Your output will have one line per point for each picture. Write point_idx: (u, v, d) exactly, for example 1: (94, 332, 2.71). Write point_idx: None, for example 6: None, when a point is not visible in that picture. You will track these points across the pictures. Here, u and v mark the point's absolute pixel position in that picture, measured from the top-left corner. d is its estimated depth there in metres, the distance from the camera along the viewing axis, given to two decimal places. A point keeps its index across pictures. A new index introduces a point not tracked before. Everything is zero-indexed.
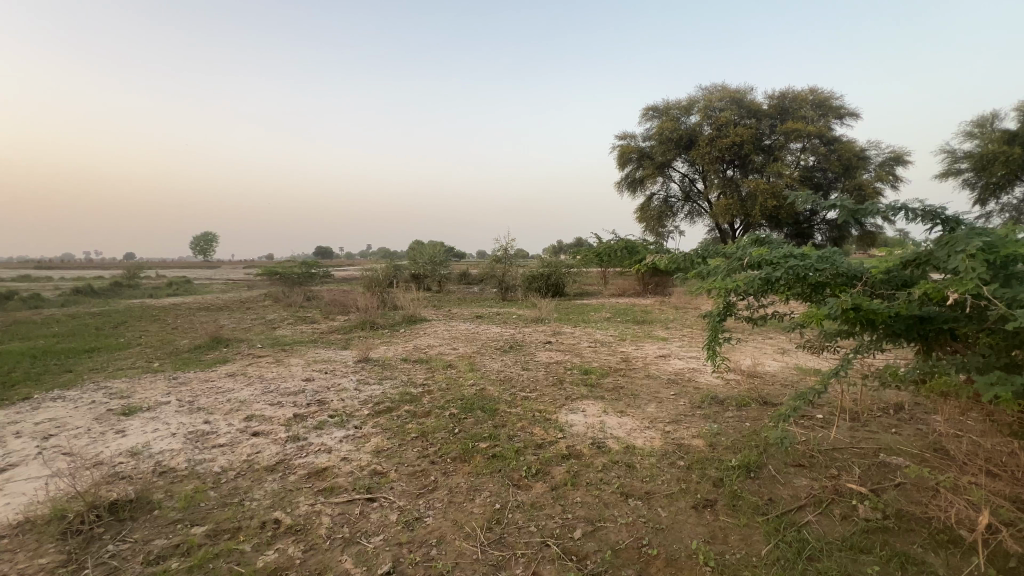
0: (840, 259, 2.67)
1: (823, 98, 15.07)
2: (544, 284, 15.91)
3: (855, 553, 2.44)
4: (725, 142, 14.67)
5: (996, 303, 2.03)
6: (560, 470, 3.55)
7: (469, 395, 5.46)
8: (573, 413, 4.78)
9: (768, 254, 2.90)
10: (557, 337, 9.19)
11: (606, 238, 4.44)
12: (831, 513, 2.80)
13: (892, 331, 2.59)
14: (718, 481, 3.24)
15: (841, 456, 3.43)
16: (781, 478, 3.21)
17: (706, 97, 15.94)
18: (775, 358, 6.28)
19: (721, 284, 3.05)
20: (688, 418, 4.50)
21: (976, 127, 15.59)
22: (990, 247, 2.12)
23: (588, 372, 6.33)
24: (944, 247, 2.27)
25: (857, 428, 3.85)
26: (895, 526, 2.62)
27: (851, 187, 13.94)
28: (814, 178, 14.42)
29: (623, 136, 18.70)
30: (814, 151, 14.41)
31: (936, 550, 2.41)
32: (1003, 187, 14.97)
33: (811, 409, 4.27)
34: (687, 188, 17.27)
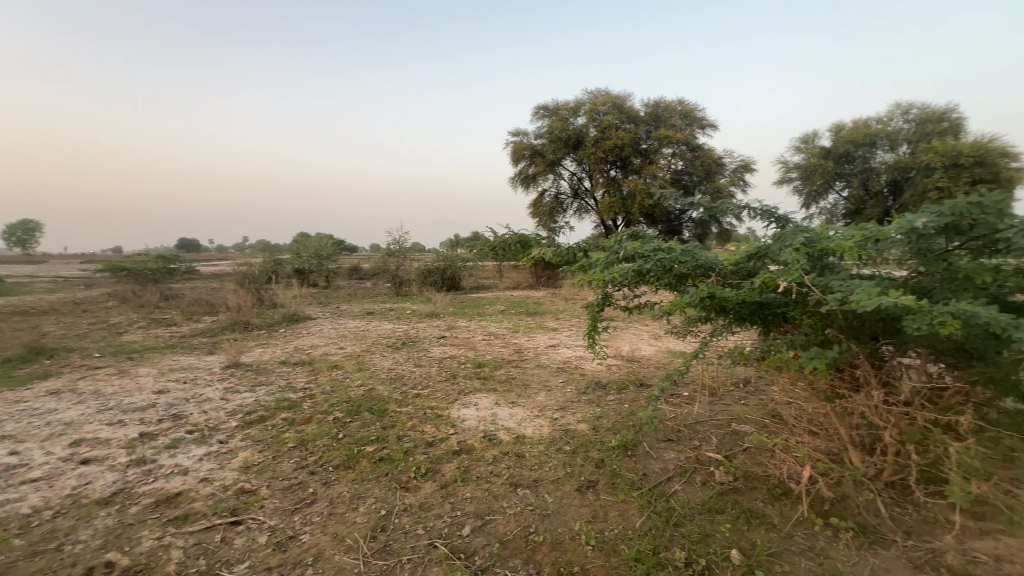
0: (699, 252, 2.96)
1: (689, 109, 16.77)
2: (440, 278, 15.81)
3: (712, 514, 2.73)
4: (608, 143, 15.74)
5: (813, 291, 2.40)
6: (450, 467, 3.48)
7: (356, 397, 5.14)
8: (465, 408, 4.75)
9: (640, 248, 3.14)
10: (452, 331, 9.09)
11: (498, 232, 4.46)
12: (693, 480, 3.12)
13: (739, 315, 2.95)
14: (599, 462, 3.44)
15: (701, 428, 3.86)
16: (654, 453, 3.50)
17: (591, 101, 16.90)
18: (649, 343, 6.88)
19: (600, 277, 3.22)
20: (574, 404, 4.73)
21: (802, 143, 18.50)
22: (810, 243, 2.49)
23: (481, 365, 6.35)
24: (777, 242, 2.62)
25: (715, 402, 4.36)
26: (743, 486, 2.99)
27: (711, 190, 15.79)
28: (682, 181, 16.06)
29: (516, 133, 19.09)
30: (682, 156, 16.03)
31: (773, 503, 2.80)
32: (821, 193, 18.09)
33: (679, 388, 4.75)
34: (576, 186, 18.23)
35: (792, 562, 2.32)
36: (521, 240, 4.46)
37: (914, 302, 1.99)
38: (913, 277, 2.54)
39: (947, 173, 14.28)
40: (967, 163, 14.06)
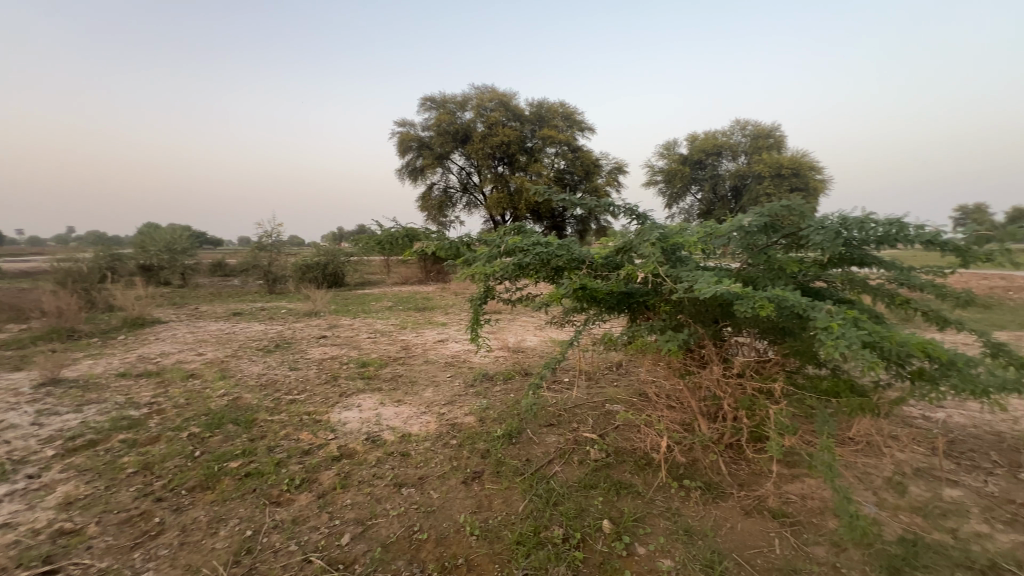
0: (573, 247, 3.14)
1: (570, 111, 17.66)
2: (321, 274, 14.76)
3: (587, 490, 2.94)
4: (496, 140, 15.98)
5: (667, 281, 2.69)
6: (329, 475, 3.27)
7: (218, 408, 4.57)
8: (347, 410, 4.49)
9: (520, 242, 3.23)
10: (333, 330, 8.52)
11: (384, 225, 4.24)
12: (571, 460, 3.32)
13: (608, 304, 3.21)
14: (485, 453, 3.49)
15: (579, 411, 4.13)
16: (536, 439, 3.66)
17: (478, 96, 16.98)
18: (534, 334, 7.18)
19: (481, 270, 3.26)
20: (462, 397, 4.75)
21: (664, 149, 20.69)
22: (665, 239, 2.80)
23: (365, 365, 6.06)
24: (639, 237, 2.90)
25: (591, 386, 4.70)
26: (614, 460, 3.27)
27: (590, 190, 16.91)
28: (565, 179, 16.94)
29: (401, 124, 18.43)
30: (564, 156, 16.92)
31: (639, 473, 3.11)
32: (680, 195, 20.44)
33: (561, 375, 5.03)
34: (464, 180, 18.23)
35: (653, 524, 2.60)
36: (409, 234, 4.24)
37: (741, 289, 2.34)
38: (744, 268, 2.98)
39: (773, 181, 17.06)
40: (787, 173, 16.96)
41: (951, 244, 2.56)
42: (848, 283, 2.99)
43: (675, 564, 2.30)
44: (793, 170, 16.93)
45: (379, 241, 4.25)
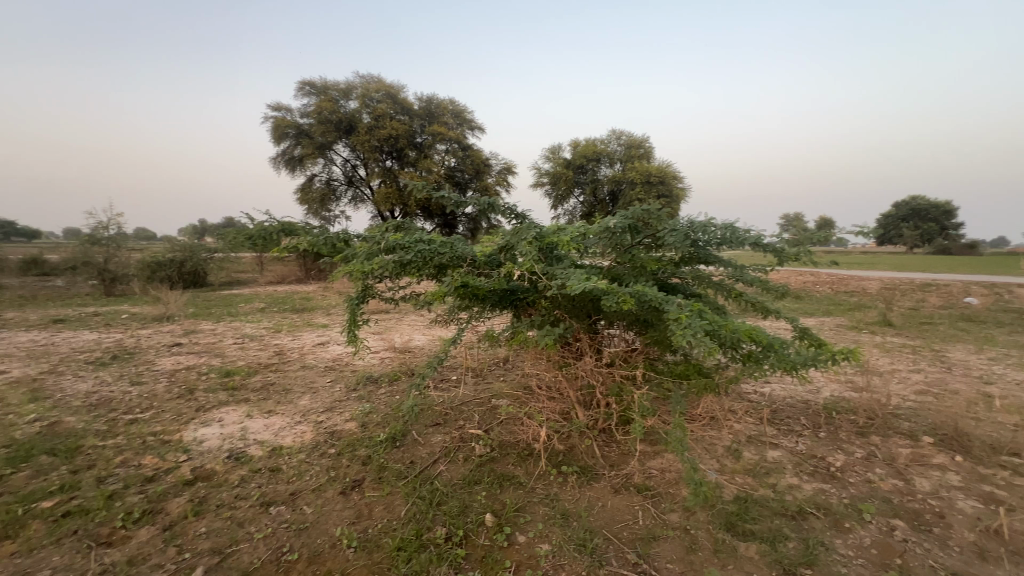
0: (456, 245, 3.14)
1: (459, 110, 17.51)
2: (176, 272, 12.89)
3: (471, 486, 2.96)
4: (383, 133, 15.33)
5: (544, 279, 2.81)
6: (179, 502, 2.85)
7: (26, 437, 3.72)
8: (205, 426, 3.96)
9: (401, 239, 3.13)
10: (190, 337, 7.45)
11: (255, 218, 3.68)
12: (456, 458, 3.32)
13: (490, 302, 3.27)
14: (366, 459, 3.33)
15: (466, 408, 4.15)
16: (422, 439, 3.60)
17: (363, 86, 16.13)
18: (423, 333, 7.03)
19: (359, 268, 3.11)
20: (343, 403, 4.47)
21: (550, 153, 21.70)
22: (541, 238, 2.93)
23: (230, 374, 5.40)
24: (517, 236, 3.00)
25: (478, 383, 4.75)
26: (498, 454, 3.35)
27: (480, 188, 17.10)
28: (455, 177, 16.86)
29: (276, 108, 16.75)
30: (454, 154, 16.82)
31: (521, 464, 3.22)
32: (565, 197, 21.64)
33: (448, 373, 5.01)
34: (350, 173, 17.21)
35: (533, 512, 2.71)
36: (286, 228, 3.73)
37: (608, 285, 2.54)
38: (613, 266, 3.23)
39: (644, 187, 18.89)
40: (655, 181, 18.90)
41: (770, 246, 3.05)
42: (698, 280, 3.41)
43: (552, 547, 2.41)
44: (660, 178, 18.94)
45: (249, 236, 3.67)
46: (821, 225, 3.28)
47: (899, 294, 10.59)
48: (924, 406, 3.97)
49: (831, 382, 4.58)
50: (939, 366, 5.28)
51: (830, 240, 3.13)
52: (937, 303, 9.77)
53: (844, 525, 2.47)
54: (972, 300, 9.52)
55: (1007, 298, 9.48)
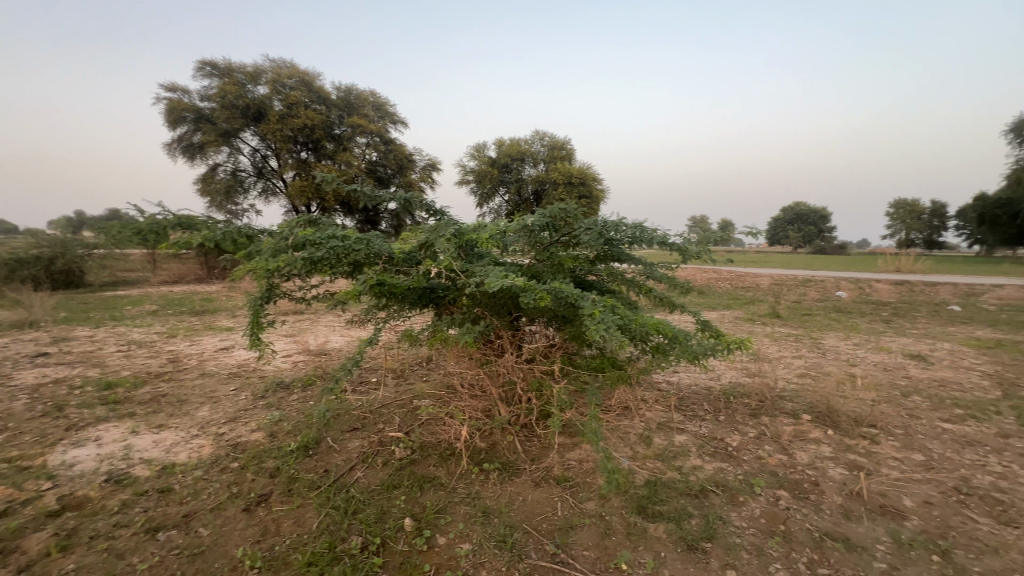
0: (372, 241, 3.01)
1: (381, 102, 16.85)
2: (44, 271, 11.15)
3: (389, 491, 2.86)
4: (297, 122, 14.34)
5: (462, 276, 2.80)
6: (41, 537, 2.45)
7: None
8: (78, 447, 3.45)
9: (312, 234, 2.94)
10: (59, 345, 6.46)
11: (147, 210, 3.26)
12: (375, 463, 3.20)
13: (409, 299, 3.19)
14: (274, 471, 3.09)
15: (386, 411, 4.01)
16: (337, 446, 3.42)
17: (274, 70, 14.95)
18: (341, 334, 6.69)
19: (264, 266, 2.88)
20: (249, 412, 4.12)
21: (475, 151, 21.66)
22: (459, 235, 2.91)
23: (112, 386, 4.75)
24: (434, 232, 2.94)
25: (400, 384, 4.61)
26: (419, 456, 3.27)
27: (403, 184, 16.64)
28: (377, 172, 16.23)
29: (171, 88, 15.02)
30: (375, 148, 16.14)
31: (443, 464, 3.17)
32: (490, 195, 21.74)
33: (368, 376, 4.81)
34: (259, 164, 15.91)
35: (454, 512, 2.67)
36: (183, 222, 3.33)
37: (526, 283, 2.57)
38: (532, 264, 3.29)
39: (566, 188, 19.50)
40: (576, 182, 19.58)
41: (676, 245, 3.28)
42: (612, 277, 3.57)
43: (472, 546, 2.40)
44: (581, 180, 19.65)
45: (138, 231, 3.22)
46: (721, 226, 3.57)
47: (785, 289, 11.91)
48: (803, 388, 4.49)
49: (729, 369, 5.04)
50: (815, 351, 6.01)
51: (729, 239, 3.44)
52: (816, 296, 11.11)
53: (738, 499, 2.71)
54: (842, 294, 10.95)
55: (868, 292, 11.03)
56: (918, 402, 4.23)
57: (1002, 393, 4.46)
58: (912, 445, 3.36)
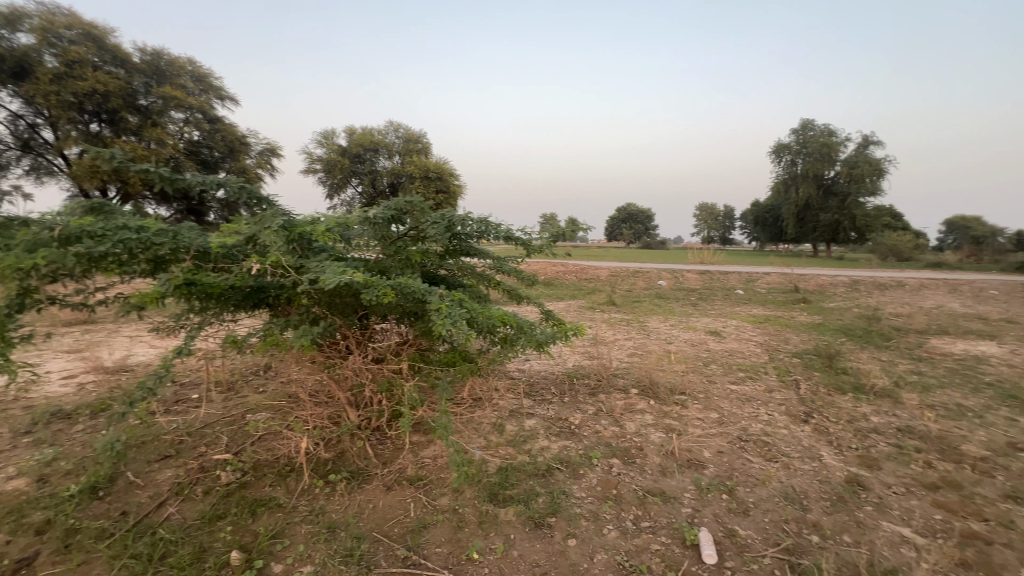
0: (179, 233, 2.54)
1: (202, 73, 14.37)
2: None
3: (212, 524, 2.47)
4: (82, 86, 11.43)
5: (294, 273, 2.54)
6: None
7: None
8: None
9: (91, 224, 2.35)
10: None
11: None
12: (194, 494, 2.72)
13: (230, 300, 2.77)
14: (45, 524, 2.43)
15: (210, 431, 3.44)
16: (141, 481, 2.83)
17: (43, 15, 11.61)
18: (151, 346, 5.56)
19: (14, 263, 2.22)
20: (6, 454, 3.17)
21: (323, 138, 20.01)
22: (289, 227, 2.63)
23: None
24: (257, 223, 2.60)
25: (230, 398, 4.01)
26: (252, 478, 2.88)
27: (236, 170, 14.51)
28: (200, 155, 13.86)
29: None
30: (197, 126, 13.74)
31: (281, 483, 2.84)
32: (341, 186, 20.31)
33: (187, 393, 4.09)
34: (25, 135, 12.34)
35: (294, 533, 2.42)
36: None
37: (368, 278, 2.44)
38: (379, 259, 3.15)
39: (423, 183, 19.19)
40: (433, 177, 19.37)
41: (520, 239, 3.44)
42: (462, 271, 3.60)
43: (314, 567, 2.20)
44: (437, 174, 19.49)
45: None
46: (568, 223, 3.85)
47: (620, 280, 13.49)
48: (632, 366, 5.12)
49: (573, 354, 5.50)
50: (642, 333, 6.92)
51: (575, 236, 3.74)
52: (643, 285, 12.79)
53: (579, 472, 2.97)
54: (663, 283, 12.80)
55: (681, 280, 13.09)
56: (714, 369, 5.15)
57: (769, 357, 5.68)
58: (710, 406, 4.08)
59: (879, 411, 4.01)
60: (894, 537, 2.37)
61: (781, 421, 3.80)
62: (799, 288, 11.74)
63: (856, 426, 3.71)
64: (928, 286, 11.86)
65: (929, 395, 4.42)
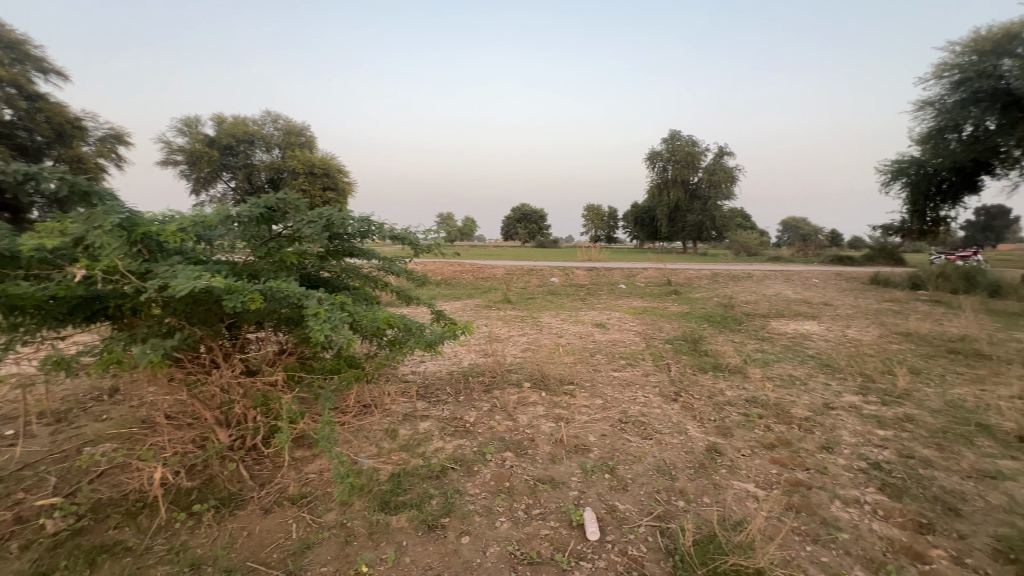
0: None
1: (15, 38, 11.74)
2: None
3: None
4: None
5: (137, 280, 2.21)
6: None
7: None
8: None
9: None
10: None
11: None
12: (6, 552, 2.23)
13: (51, 313, 2.32)
14: None
15: (32, 473, 2.85)
16: None
17: None
18: None
19: None
20: None
21: (184, 125, 17.61)
22: (129, 226, 2.28)
23: None
24: (86, 222, 2.21)
25: (62, 430, 3.36)
26: (90, 522, 2.44)
27: (68, 159, 12.12)
28: (16, 139, 11.34)
29: None
30: (10, 103, 11.19)
31: (130, 523, 2.45)
32: (210, 181, 18.07)
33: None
34: None
35: None
36: None
37: (231, 283, 2.22)
38: (248, 262, 2.87)
39: (307, 179, 17.85)
40: (318, 173, 18.10)
41: (407, 239, 3.37)
42: (346, 273, 3.42)
43: None
44: (324, 170, 18.28)
45: None
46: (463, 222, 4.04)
47: (515, 278, 13.87)
48: (525, 361, 5.30)
49: (469, 353, 5.53)
50: (535, 329, 7.19)
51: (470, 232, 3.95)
52: (537, 283, 13.29)
53: (472, 469, 3.00)
54: (555, 280, 13.41)
55: (571, 277, 13.84)
56: (599, 359, 5.54)
57: (646, 345, 6.27)
58: (595, 394, 4.38)
59: (732, 386, 4.64)
60: (741, 493, 2.76)
61: (655, 402, 4.21)
62: (672, 282, 13.10)
63: (714, 400, 4.25)
64: (769, 277, 14.00)
65: (769, 369, 5.22)
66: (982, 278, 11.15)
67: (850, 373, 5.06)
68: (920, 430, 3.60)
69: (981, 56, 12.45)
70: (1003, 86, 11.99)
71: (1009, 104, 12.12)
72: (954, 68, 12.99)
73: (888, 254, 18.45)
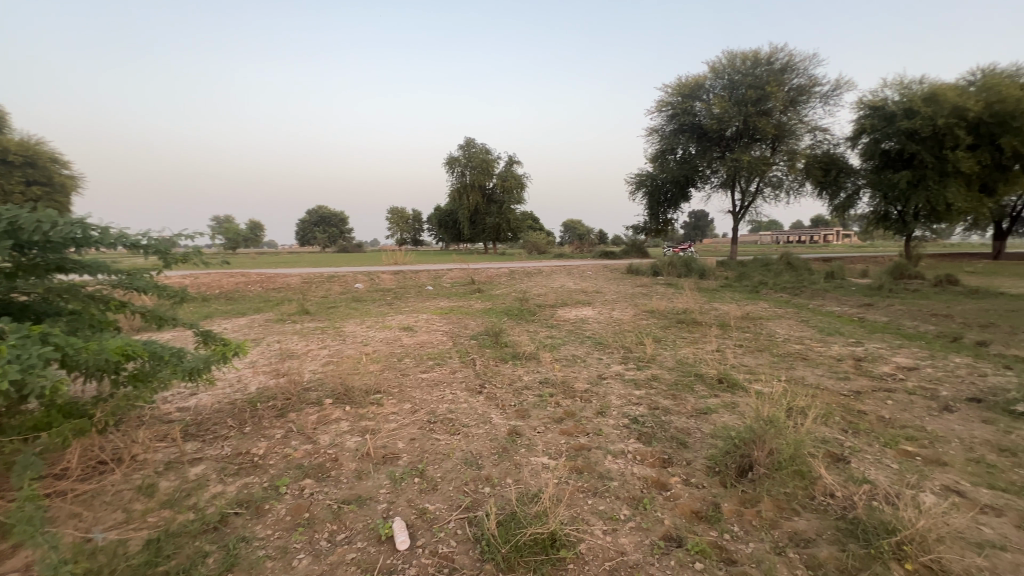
0: None
1: None
2: None
3: None
4: None
5: None
6: None
7: None
8: None
9: None
10: None
11: None
12: None
13: None
14: None
15: None
16: None
17: None
18: None
19: None
20: None
21: None
22: None
23: None
24: None
25: None
26: None
27: None
28: None
29: None
30: None
31: None
32: None
33: None
34: None
35: None
36: None
37: None
38: None
39: None
40: (16, 161, 13.41)
41: (148, 245, 2.69)
42: (56, 294, 2.60)
43: None
44: (25, 158, 13.61)
45: None
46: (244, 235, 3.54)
47: (313, 286, 12.72)
48: (326, 375, 4.88)
49: (256, 375, 4.82)
50: (337, 339, 6.70)
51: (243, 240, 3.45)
52: (339, 290, 12.41)
53: (262, 508, 2.61)
54: (359, 286, 12.73)
55: (377, 281, 13.38)
56: (408, 363, 5.47)
57: (453, 343, 6.45)
58: (404, 398, 4.30)
59: (529, 371, 5.13)
60: (538, 467, 3.06)
61: (462, 397, 4.36)
62: (475, 281, 13.84)
63: (514, 387, 4.63)
64: (556, 271, 16.01)
65: (557, 352, 5.95)
66: (695, 265, 14.91)
67: (616, 347, 6.14)
68: (661, 386, 4.59)
69: (682, 97, 16.50)
70: (696, 121, 16.44)
71: (701, 136, 16.74)
72: (668, 105, 16.89)
73: (638, 249, 23.06)
